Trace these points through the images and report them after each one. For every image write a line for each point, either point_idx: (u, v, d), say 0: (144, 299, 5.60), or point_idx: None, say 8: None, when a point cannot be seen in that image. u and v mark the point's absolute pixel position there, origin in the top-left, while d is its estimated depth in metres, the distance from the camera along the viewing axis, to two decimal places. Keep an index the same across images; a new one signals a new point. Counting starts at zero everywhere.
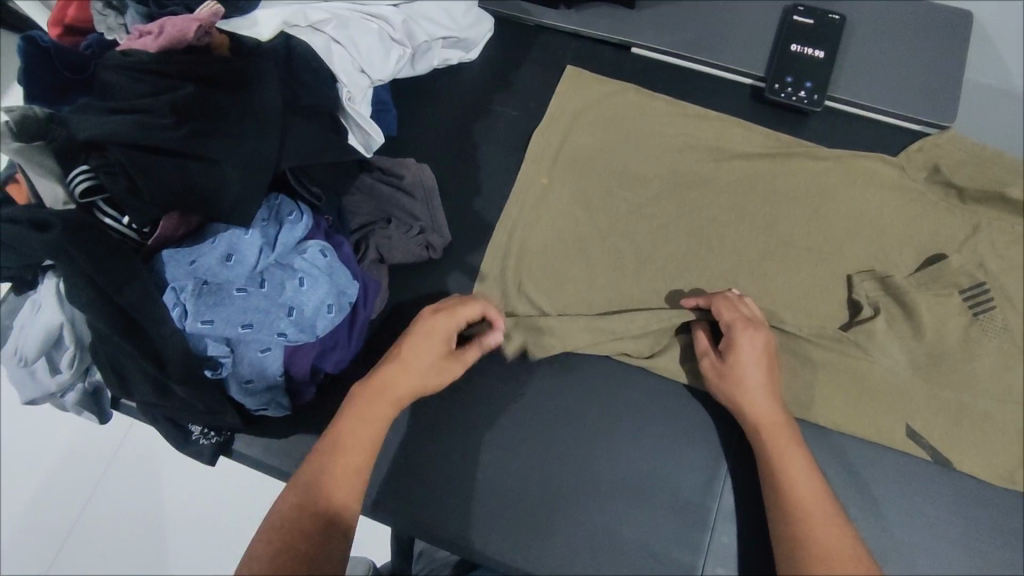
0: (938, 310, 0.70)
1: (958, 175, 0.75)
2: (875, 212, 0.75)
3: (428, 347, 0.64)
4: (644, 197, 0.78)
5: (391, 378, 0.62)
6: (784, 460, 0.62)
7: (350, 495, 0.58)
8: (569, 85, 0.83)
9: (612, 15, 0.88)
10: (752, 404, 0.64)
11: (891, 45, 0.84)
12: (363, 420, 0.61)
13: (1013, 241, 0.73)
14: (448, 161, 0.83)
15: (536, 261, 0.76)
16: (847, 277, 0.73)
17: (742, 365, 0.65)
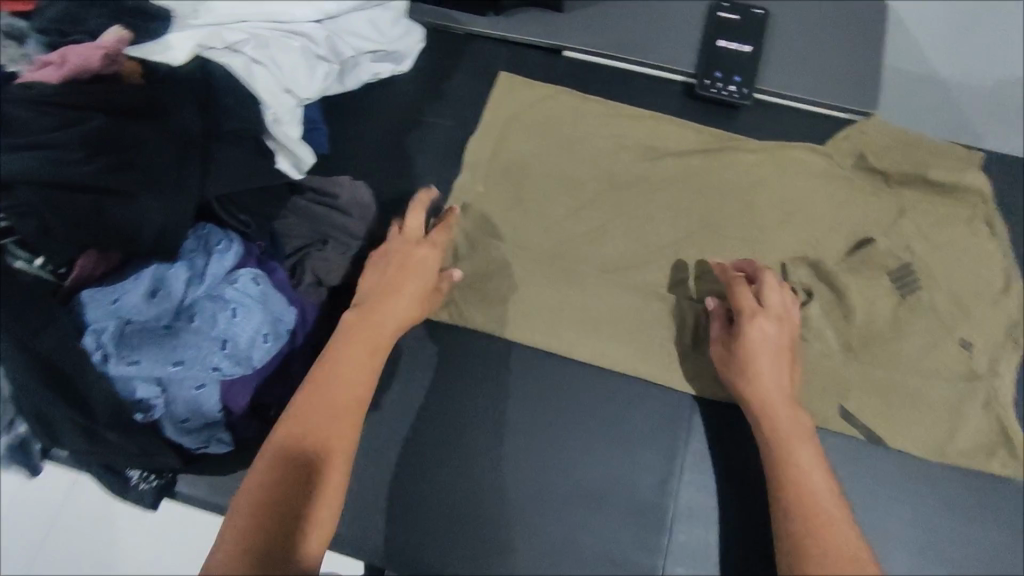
0: (868, 292, 0.71)
1: (883, 162, 0.77)
2: (807, 201, 0.76)
3: (420, 277, 0.68)
4: (582, 200, 0.78)
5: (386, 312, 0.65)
6: (797, 460, 0.61)
7: (344, 424, 0.59)
8: (500, 91, 0.83)
9: (541, 19, 0.88)
10: (763, 396, 0.64)
11: (813, 36, 0.86)
12: (348, 383, 0.61)
13: (937, 223, 0.75)
14: (384, 178, 0.82)
15: (476, 273, 0.75)
16: (781, 264, 0.74)
17: (752, 353, 0.64)
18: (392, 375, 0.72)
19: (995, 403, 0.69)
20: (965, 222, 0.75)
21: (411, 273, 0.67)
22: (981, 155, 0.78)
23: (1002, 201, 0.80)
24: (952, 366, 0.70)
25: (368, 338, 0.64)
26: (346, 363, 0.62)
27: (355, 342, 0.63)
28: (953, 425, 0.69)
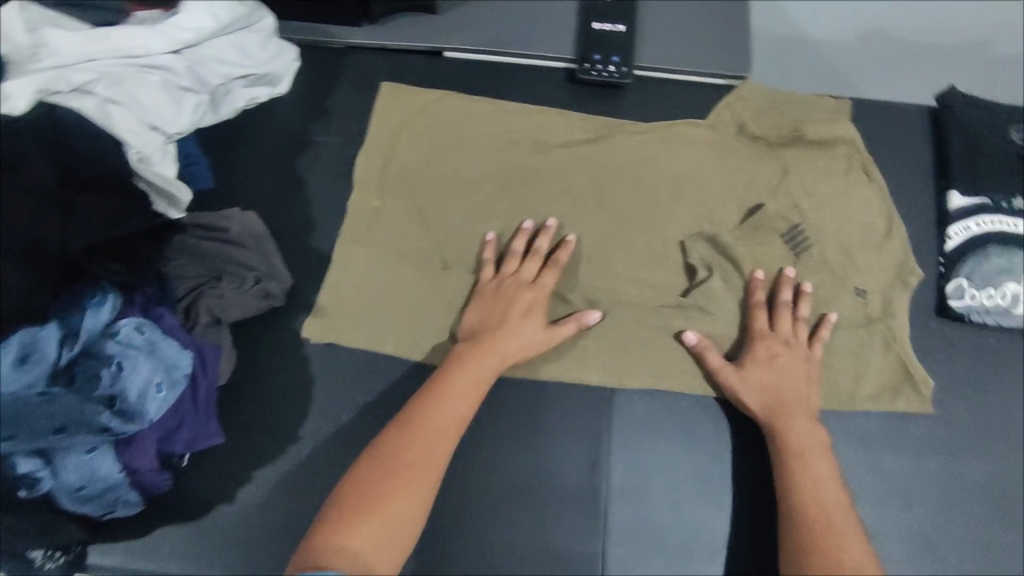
0: (762, 255, 0.75)
1: (761, 125, 0.80)
2: (696, 176, 0.78)
3: (522, 315, 0.70)
4: (480, 201, 0.77)
5: (502, 345, 0.68)
6: (815, 482, 0.65)
7: (432, 453, 0.64)
8: (383, 104, 0.81)
9: (418, 24, 0.88)
10: (778, 411, 0.67)
11: (684, 8, 0.88)
12: (441, 416, 0.65)
13: (818, 177, 0.78)
14: (279, 205, 0.80)
15: (383, 288, 0.73)
16: (680, 243, 0.76)
17: (771, 382, 0.68)
18: (308, 404, 0.71)
19: (894, 343, 0.74)
20: (842, 173, 0.79)
21: (518, 314, 0.70)
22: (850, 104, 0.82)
23: (879, 142, 0.84)
24: (851, 313, 0.74)
25: (471, 366, 0.67)
26: (440, 398, 0.66)
27: (454, 377, 0.67)
28: (858, 371, 0.73)
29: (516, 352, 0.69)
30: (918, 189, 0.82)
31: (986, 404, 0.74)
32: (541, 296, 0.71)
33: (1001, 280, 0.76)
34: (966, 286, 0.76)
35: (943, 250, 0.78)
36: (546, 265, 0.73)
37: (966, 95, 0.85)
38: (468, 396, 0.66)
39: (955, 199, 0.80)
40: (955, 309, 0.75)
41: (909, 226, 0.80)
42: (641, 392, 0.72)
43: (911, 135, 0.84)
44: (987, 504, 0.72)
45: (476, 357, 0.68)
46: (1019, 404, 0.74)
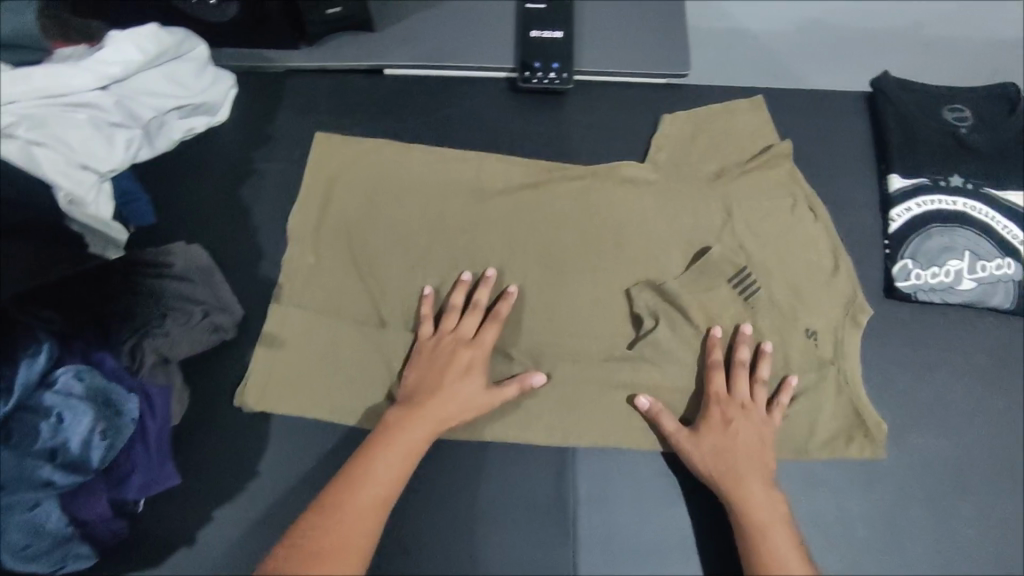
0: (709, 304, 0.75)
1: (701, 141, 0.83)
2: (640, 217, 0.79)
3: (460, 377, 0.70)
4: (427, 244, 0.78)
5: (442, 410, 0.68)
6: (773, 552, 0.65)
7: (364, 524, 0.63)
8: (319, 156, 0.80)
9: (355, 43, 0.87)
10: (733, 479, 0.67)
11: (622, 10, 0.89)
12: (375, 487, 0.64)
13: (761, 218, 0.79)
14: (224, 235, 0.78)
15: (336, 316, 0.73)
16: (627, 291, 0.76)
17: (729, 448, 0.68)
18: (264, 439, 0.71)
19: (846, 388, 0.74)
20: (780, 186, 0.81)
21: (456, 376, 0.70)
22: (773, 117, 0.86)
23: (816, 133, 0.86)
24: (801, 357, 0.75)
25: (408, 431, 0.67)
26: (374, 465, 0.65)
27: (389, 446, 0.66)
28: (812, 420, 0.73)
29: (453, 416, 0.69)
30: (858, 176, 0.84)
31: (937, 383, 0.76)
32: (480, 356, 0.71)
33: (945, 258, 0.77)
34: (911, 267, 0.77)
35: (888, 232, 0.80)
36: (487, 321, 0.73)
37: (900, 79, 0.87)
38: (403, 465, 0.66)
39: (896, 181, 0.81)
40: (902, 289, 0.77)
41: (851, 213, 0.82)
42: (601, 403, 0.72)
43: (846, 123, 0.87)
44: (942, 482, 0.74)
45: (412, 422, 0.67)
46: (968, 380, 0.76)
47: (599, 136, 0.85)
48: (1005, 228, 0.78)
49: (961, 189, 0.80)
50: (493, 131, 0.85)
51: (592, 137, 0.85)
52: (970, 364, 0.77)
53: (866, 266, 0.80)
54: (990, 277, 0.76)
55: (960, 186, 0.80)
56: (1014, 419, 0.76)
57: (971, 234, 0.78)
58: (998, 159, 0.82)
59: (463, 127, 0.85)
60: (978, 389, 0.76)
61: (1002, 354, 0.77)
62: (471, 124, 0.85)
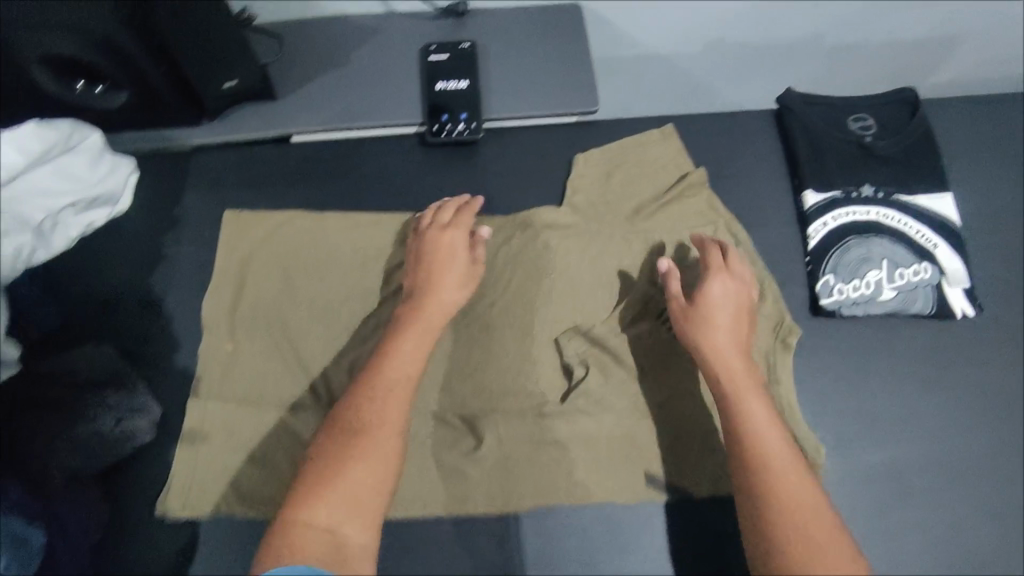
0: (637, 346, 0.75)
1: (616, 178, 0.84)
2: (562, 263, 0.78)
3: (451, 255, 0.74)
4: (349, 316, 0.77)
5: (443, 288, 0.72)
6: (749, 414, 0.64)
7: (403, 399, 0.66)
8: (231, 236, 0.79)
9: (259, 112, 0.85)
10: (729, 325, 0.70)
11: (525, 52, 0.89)
12: (400, 366, 0.67)
13: (681, 249, 0.80)
14: (136, 328, 0.76)
15: (258, 407, 0.72)
16: (555, 341, 0.75)
17: (717, 316, 0.70)
18: (195, 540, 0.69)
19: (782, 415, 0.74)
20: (695, 214, 0.82)
21: (446, 257, 0.74)
22: (686, 145, 0.87)
23: (729, 156, 0.87)
24: None
25: (429, 314, 0.71)
26: (400, 345, 0.69)
27: (413, 325, 0.70)
28: None
29: (455, 299, 0.73)
30: (774, 194, 0.85)
31: (871, 394, 0.76)
32: (458, 233, 0.76)
33: (864, 269, 0.78)
34: (833, 282, 0.78)
35: (808, 249, 0.80)
36: (460, 211, 0.78)
37: (804, 94, 0.89)
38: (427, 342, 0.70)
39: (810, 197, 0.82)
40: (826, 306, 0.77)
41: (771, 231, 0.83)
42: (539, 458, 0.71)
43: (758, 142, 0.88)
44: (886, 493, 0.74)
45: (423, 300, 0.72)
46: (900, 387, 0.77)
47: (515, 181, 0.85)
48: (919, 233, 0.80)
49: (874, 198, 0.81)
50: (408, 189, 0.84)
51: (508, 184, 0.84)
52: (901, 371, 0.77)
53: (791, 284, 0.80)
54: (909, 283, 0.77)
55: (872, 196, 0.81)
56: (950, 420, 0.76)
57: (888, 242, 0.79)
58: (905, 164, 0.83)
59: (377, 189, 0.84)
60: (912, 395, 0.77)
61: (931, 358, 0.78)
62: (386, 184, 0.84)
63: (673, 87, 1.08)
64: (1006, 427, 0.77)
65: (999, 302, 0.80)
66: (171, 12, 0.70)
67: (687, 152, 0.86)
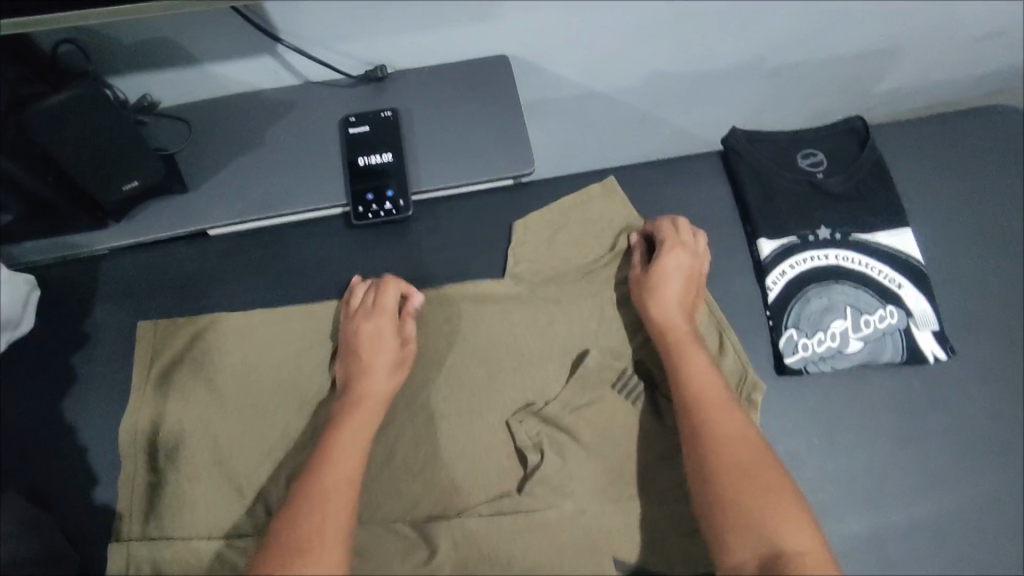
0: (595, 421, 0.69)
1: (559, 241, 0.78)
2: (509, 343, 0.73)
3: (380, 343, 0.68)
4: (282, 423, 0.70)
5: (376, 365, 0.67)
6: (692, 373, 0.67)
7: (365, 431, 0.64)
8: (147, 349, 0.73)
9: (167, 209, 0.79)
10: (681, 302, 0.71)
11: (450, 115, 0.84)
12: (361, 410, 0.65)
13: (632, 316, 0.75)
14: (49, 465, 0.69)
15: (188, 542, 0.66)
16: (506, 423, 0.69)
17: (666, 287, 0.71)
18: None
19: None
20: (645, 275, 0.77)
21: (373, 345, 0.68)
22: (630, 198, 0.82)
23: (676, 205, 0.82)
24: None
25: (376, 354, 0.68)
26: (365, 378, 0.67)
27: (352, 412, 0.65)
28: None
29: (388, 389, 0.67)
30: (727, 243, 0.80)
31: (847, 450, 0.72)
32: (384, 305, 0.70)
33: (828, 321, 0.73)
34: (796, 336, 0.73)
35: (768, 302, 0.75)
36: (383, 289, 0.71)
37: (748, 132, 0.84)
38: (366, 433, 0.64)
39: (765, 246, 0.77)
40: (792, 366, 0.72)
41: (730, 282, 0.77)
42: (500, 566, 0.64)
43: (705, 188, 0.83)
44: (875, 563, 0.69)
45: (377, 326, 0.69)
46: (878, 443, 0.72)
47: (452, 258, 0.80)
48: (881, 272, 0.75)
49: (832, 241, 0.77)
50: (339, 277, 0.79)
51: (445, 260, 0.79)
52: (877, 425, 0.73)
53: (755, 340, 0.75)
54: (876, 330, 0.73)
55: (829, 239, 0.77)
56: (933, 475, 0.72)
57: (849, 287, 0.74)
58: (860, 200, 0.79)
59: (306, 279, 0.78)
60: (891, 452, 0.72)
61: (907, 406, 0.73)
62: (314, 274, 0.79)
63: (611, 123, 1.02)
64: (995, 476, 0.72)
65: (969, 339, 0.76)
66: (43, 123, 0.64)
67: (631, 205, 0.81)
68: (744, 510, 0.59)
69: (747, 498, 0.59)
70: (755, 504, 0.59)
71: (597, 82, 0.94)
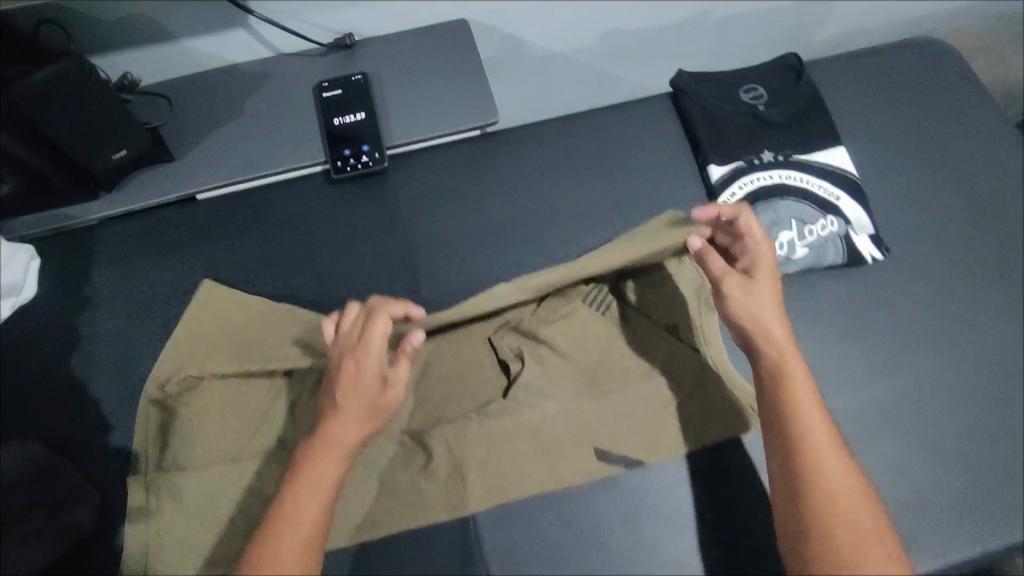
0: (570, 329, 0.75)
1: None
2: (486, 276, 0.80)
3: (359, 382, 0.62)
4: (277, 358, 0.76)
5: (346, 410, 0.61)
6: (798, 400, 0.62)
7: (328, 485, 0.59)
8: (203, 304, 0.77)
9: (157, 177, 0.83)
10: (773, 318, 0.65)
11: (419, 75, 0.89)
12: (327, 459, 0.60)
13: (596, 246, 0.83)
14: (62, 417, 0.74)
15: (198, 471, 0.70)
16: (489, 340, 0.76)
17: (763, 297, 0.65)
18: None
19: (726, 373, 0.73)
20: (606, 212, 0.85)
21: (349, 385, 0.62)
22: (590, 140, 0.88)
23: (634, 142, 0.88)
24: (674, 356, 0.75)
25: (349, 399, 0.62)
26: (333, 426, 0.61)
27: (320, 456, 0.60)
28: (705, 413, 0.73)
29: (361, 434, 0.62)
30: (681, 174, 0.86)
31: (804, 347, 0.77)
32: (371, 342, 0.63)
33: (776, 232, 0.80)
34: None
35: None
36: (371, 317, 0.65)
37: (694, 76, 0.90)
38: (333, 481, 0.60)
39: (715, 171, 0.84)
40: None
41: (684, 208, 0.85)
42: (493, 465, 0.70)
43: (659, 125, 0.89)
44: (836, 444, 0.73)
45: (354, 368, 0.62)
46: (829, 337, 0.78)
47: (428, 205, 0.85)
48: (821, 187, 0.83)
49: (775, 163, 0.84)
50: (323, 228, 0.84)
51: (422, 207, 0.85)
52: (827, 323, 0.78)
53: None
54: (818, 238, 0.80)
55: (772, 160, 0.84)
56: (883, 363, 0.77)
57: (792, 201, 0.82)
58: (798, 126, 0.86)
59: (292, 232, 0.83)
60: (841, 345, 0.77)
61: (854, 304, 0.79)
62: (298, 228, 0.84)
63: (571, 82, 1.09)
64: (944, 361, 0.77)
65: (906, 241, 0.83)
66: (42, 100, 0.68)
67: (591, 146, 0.88)
68: (837, 549, 0.56)
69: (842, 543, 0.56)
70: (848, 551, 0.56)
71: (554, 42, 1.01)
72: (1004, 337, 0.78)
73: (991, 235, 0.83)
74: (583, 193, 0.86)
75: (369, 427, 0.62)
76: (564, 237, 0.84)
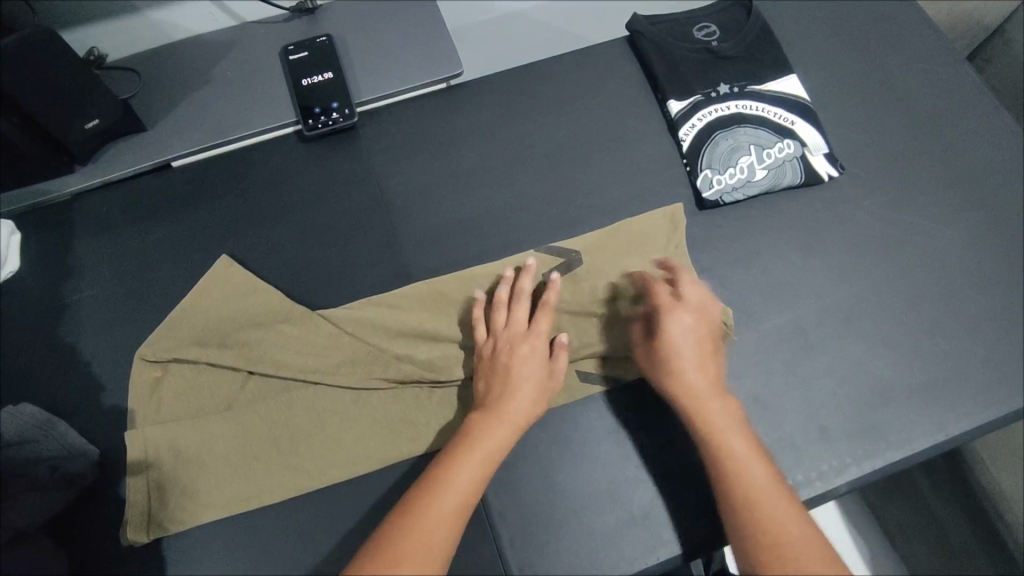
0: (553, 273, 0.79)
1: None
2: (463, 224, 0.84)
3: (530, 362, 0.70)
4: (267, 313, 0.77)
5: (517, 386, 0.68)
6: (727, 447, 0.64)
7: (497, 446, 0.64)
8: (218, 277, 0.79)
9: (131, 146, 0.85)
10: (693, 376, 0.69)
11: (382, 34, 0.92)
12: (499, 426, 0.65)
13: (565, 184, 0.86)
14: (55, 381, 0.75)
15: (198, 421, 0.72)
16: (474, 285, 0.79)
17: (675, 353, 0.70)
18: (158, 560, 0.69)
19: None
20: (572, 151, 0.88)
21: (519, 364, 0.69)
22: (553, 87, 0.91)
23: (595, 85, 0.92)
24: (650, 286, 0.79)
25: (519, 378, 0.68)
26: (506, 397, 0.67)
27: (492, 420, 0.65)
28: None
29: (530, 410, 0.67)
30: (642, 112, 0.90)
31: (771, 262, 0.81)
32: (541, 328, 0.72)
33: (736, 158, 0.84)
34: (711, 175, 0.83)
35: (682, 152, 0.86)
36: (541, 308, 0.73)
37: (647, 16, 0.94)
38: (499, 453, 0.64)
39: (674, 105, 0.87)
40: (709, 199, 0.83)
41: (647, 144, 0.88)
42: None
43: (618, 69, 0.93)
44: (811, 347, 0.77)
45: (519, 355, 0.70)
46: (789, 254, 0.82)
47: (401, 157, 0.87)
48: (775, 114, 0.86)
49: (731, 93, 0.87)
50: (299, 186, 0.86)
51: (394, 159, 0.87)
52: (787, 240, 0.82)
53: (675, 187, 0.85)
54: (776, 160, 0.84)
55: (728, 92, 0.87)
56: (848, 271, 0.81)
57: (749, 128, 0.85)
58: (750, 57, 0.90)
59: (270, 191, 0.85)
60: (801, 259, 0.81)
61: (816, 218, 0.84)
62: (276, 187, 0.85)
63: None
64: (903, 267, 0.81)
65: (857, 159, 0.87)
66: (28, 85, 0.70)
67: (555, 92, 0.91)
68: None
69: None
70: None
71: None
72: (954, 240, 0.83)
73: (936, 149, 0.88)
74: (549, 136, 0.88)
75: (539, 403, 0.68)
76: (534, 177, 0.86)
